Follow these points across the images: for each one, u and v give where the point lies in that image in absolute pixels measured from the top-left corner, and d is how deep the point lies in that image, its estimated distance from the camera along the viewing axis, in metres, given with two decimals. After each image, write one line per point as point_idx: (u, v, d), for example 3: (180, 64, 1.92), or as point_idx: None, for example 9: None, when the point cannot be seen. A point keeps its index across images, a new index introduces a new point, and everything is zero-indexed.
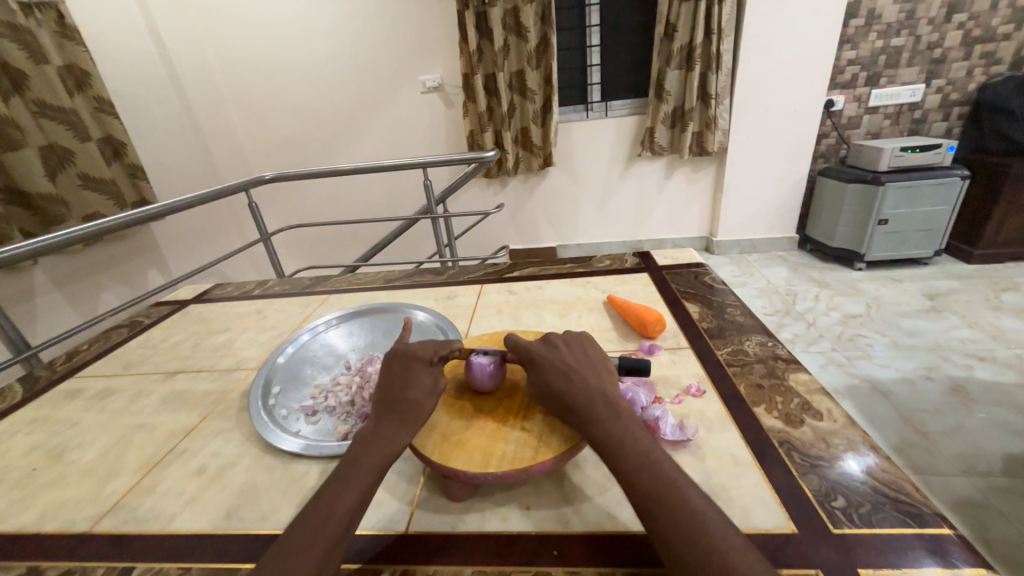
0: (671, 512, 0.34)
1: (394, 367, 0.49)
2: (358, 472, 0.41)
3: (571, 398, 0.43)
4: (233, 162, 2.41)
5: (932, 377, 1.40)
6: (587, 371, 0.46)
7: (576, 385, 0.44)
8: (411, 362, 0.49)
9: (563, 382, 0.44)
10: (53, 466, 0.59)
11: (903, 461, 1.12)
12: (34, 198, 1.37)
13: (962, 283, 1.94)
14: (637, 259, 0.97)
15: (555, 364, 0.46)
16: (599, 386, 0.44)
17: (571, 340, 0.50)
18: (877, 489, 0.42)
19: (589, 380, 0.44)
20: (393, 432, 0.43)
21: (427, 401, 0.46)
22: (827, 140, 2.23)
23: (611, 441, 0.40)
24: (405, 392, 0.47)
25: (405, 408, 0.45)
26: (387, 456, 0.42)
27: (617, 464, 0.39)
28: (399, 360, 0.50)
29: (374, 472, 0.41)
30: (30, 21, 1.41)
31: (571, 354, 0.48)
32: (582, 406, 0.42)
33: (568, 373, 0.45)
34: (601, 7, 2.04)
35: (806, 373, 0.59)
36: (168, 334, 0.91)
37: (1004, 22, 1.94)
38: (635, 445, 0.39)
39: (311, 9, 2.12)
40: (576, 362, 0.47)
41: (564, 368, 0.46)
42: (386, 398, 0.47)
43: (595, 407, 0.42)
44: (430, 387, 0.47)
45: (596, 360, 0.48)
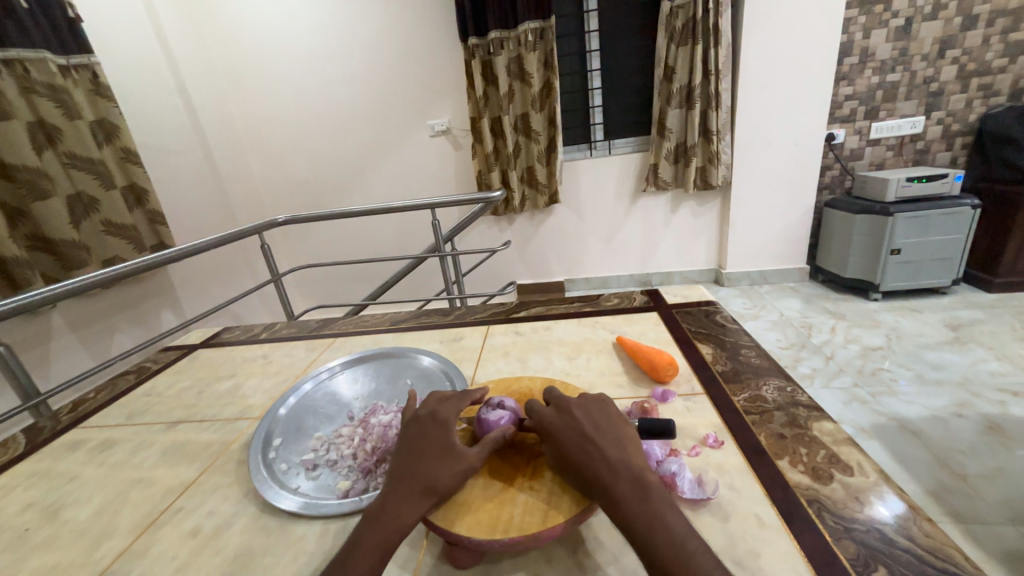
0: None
1: (412, 430, 0.48)
2: (366, 547, 0.39)
3: (591, 473, 0.40)
4: (249, 205, 2.49)
5: (964, 414, 1.33)
6: (605, 439, 0.43)
7: (595, 457, 0.41)
8: (432, 423, 0.48)
9: (581, 452, 0.42)
10: (47, 525, 0.57)
11: (941, 508, 1.04)
12: (58, 244, 1.41)
13: (984, 313, 1.87)
14: (646, 297, 0.96)
15: (571, 432, 0.44)
16: (619, 457, 0.41)
17: (586, 404, 0.48)
18: (920, 557, 0.39)
19: (609, 449, 0.42)
20: (406, 503, 0.41)
21: (445, 464, 0.44)
22: (831, 172, 2.24)
23: (638, 523, 0.37)
24: (422, 457, 0.44)
25: (421, 476, 0.43)
26: (399, 530, 0.40)
27: (646, 549, 0.35)
28: (418, 424, 0.48)
29: (383, 545, 0.39)
30: (67, 80, 1.51)
31: (587, 419, 0.46)
32: (602, 481, 0.39)
33: (586, 442, 0.43)
34: (602, 53, 2.14)
35: (830, 422, 0.55)
36: (173, 380, 0.90)
37: (998, 56, 1.98)
38: (664, 526, 0.36)
39: (327, 63, 2.26)
40: (593, 429, 0.44)
41: (582, 437, 0.43)
42: (400, 465, 0.44)
43: (616, 481, 0.39)
44: (449, 449, 0.45)
45: (614, 423, 0.46)
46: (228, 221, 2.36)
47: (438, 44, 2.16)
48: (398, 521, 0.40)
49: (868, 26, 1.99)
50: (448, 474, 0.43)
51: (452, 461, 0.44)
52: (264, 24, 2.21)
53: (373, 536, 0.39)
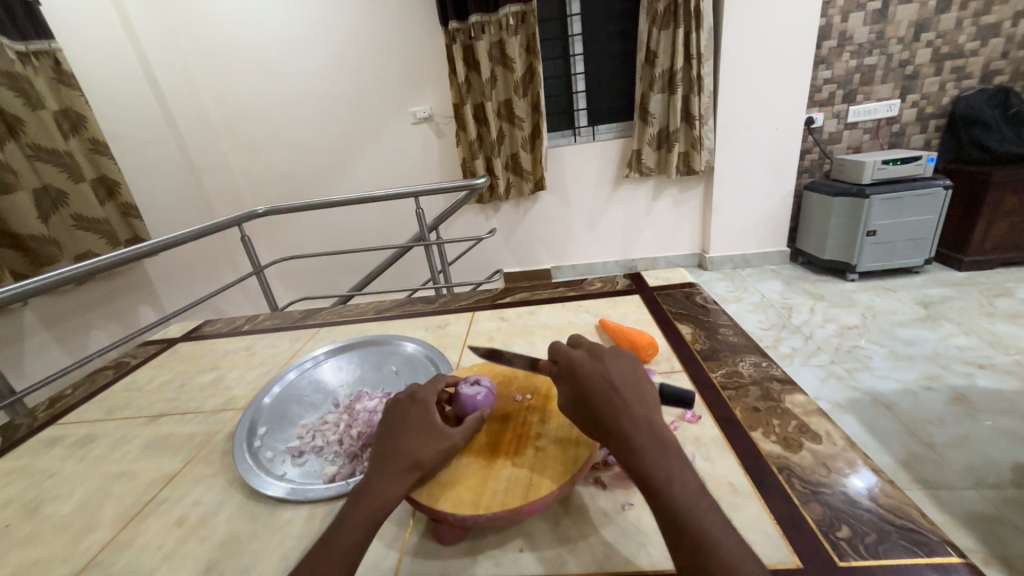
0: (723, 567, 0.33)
1: (392, 412, 0.48)
2: (355, 522, 0.39)
3: (614, 424, 0.40)
4: (228, 197, 2.44)
5: (933, 387, 1.39)
6: (631, 391, 0.42)
7: (621, 409, 0.41)
8: (413, 402, 0.48)
9: (606, 402, 0.41)
10: (28, 521, 0.56)
11: (910, 475, 1.10)
12: (26, 239, 1.36)
13: (954, 290, 1.94)
14: (628, 280, 0.97)
15: (596, 381, 0.43)
16: (643, 413, 0.41)
17: (615, 357, 0.46)
18: (882, 516, 0.41)
19: (634, 402, 0.41)
20: (393, 478, 0.41)
21: (427, 440, 0.44)
22: (810, 155, 2.28)
23: (659, 477, 0.37)
24: (404, 436, 0.44)
25: (405, 452, 0.43)
26: (388, 504, 0.40)
27: (663, 502, 0.36)
28: (398, 406, 0.48)
29: (372, 519, 0.39)
30: (27, 68, 1.44)
31: (612, 370, 0.44)
32: (625, 434, 0.39)
33: (612, 393, 0.42)
34: (584, 37, 2.12)
35: (802, 394, 0.58)
36: (154, 375, 0.89)
37: (970, 39, 2.02)
38: (680, 482, 0.37)
39: (304, 49, 2.19)
40: (620, 382, 0.43)
41: (607, 387, 0.43)
42: (383, 446, 0.44)
43: (639, 435, 0.39)
44: (430, 426, 0.45)
45: (637, 375, 0.45)
46: (206, 214, 2.30)
47: (417, 29, 2.12)
48: (384, 496, 0.40)
49: (846, 10, 2.01)
50: (432, 450, 0.44)
51: (435, 437, 0.45)
52: (236, 9, 2.13)
53: (361, 510, 0.40)
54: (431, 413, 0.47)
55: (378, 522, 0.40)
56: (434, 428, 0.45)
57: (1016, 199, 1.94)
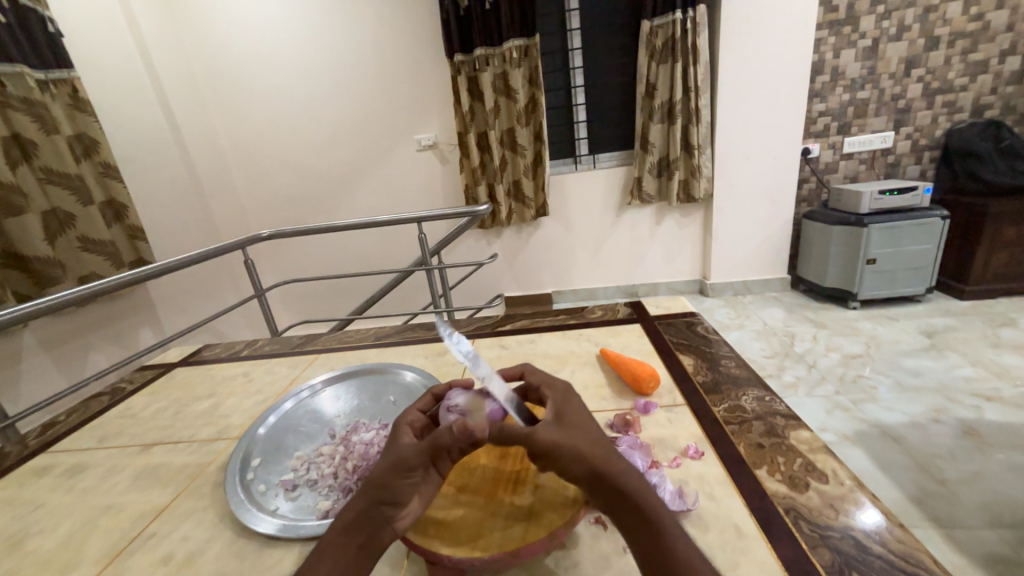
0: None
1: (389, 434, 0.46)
2: (322, 551, 0.39)
3: (608, 457, 0.39)
4: (234, 220, 2.47)
5: (941, 420, 1.36)
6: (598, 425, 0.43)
7: (604, 441, 0.41)
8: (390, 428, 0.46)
9: (592, 434, 0.41)
10: (10, 556, 0.54)
11: (923, 513, 1.06)
12: (31, 261, 1.37)
13: (958, 320, 1.93)
14: (629, 308, 0.97)
15: (574, 416, 0.43)
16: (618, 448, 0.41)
17: (574, 398, 0.46)
18: (893, 563, 0.40)
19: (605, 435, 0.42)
20: (355, 501, 0.41)
21: (385, 456, 0.42)
22: (808, 185, 2.31)
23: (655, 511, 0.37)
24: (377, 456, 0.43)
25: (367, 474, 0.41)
26: (347, 524, 0.40)
27: (660, 539, 0.36)
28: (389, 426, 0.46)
29: (336, 545, 0.39)
30: (45, 95, 1.49)
31: (576, 406, 0.45)
32: (620, 467, 0.38)
33: (590, 426, 0.42)
34: (585, 69, 2.19)
35: (807, 431, 0.57)
36: (150, 401, 0.88)
37: (959, 75, 2.08)
38: (671, 518, 0.37)
39: (314, 78, 2.27)
40: (592, 424, 0.43)
41: (584, 421, 0.43)
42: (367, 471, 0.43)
43: (628, 468, 0.39)
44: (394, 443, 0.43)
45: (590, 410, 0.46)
46: (211, 236, 2.33)
47: (424, 60, 2.20)
48: (345, 517, 0.40)
49: (837, 47, 2.09)
50: (383, 468, 0.41)
51: (392, 451, 0.42)
52: (249, 41, 2.22)
53: (331, 536, 0.40)
54: (405, 434, 0.44)
55: (347, 550, 0.39)
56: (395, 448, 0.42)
57: (1014, 230, 1.95)
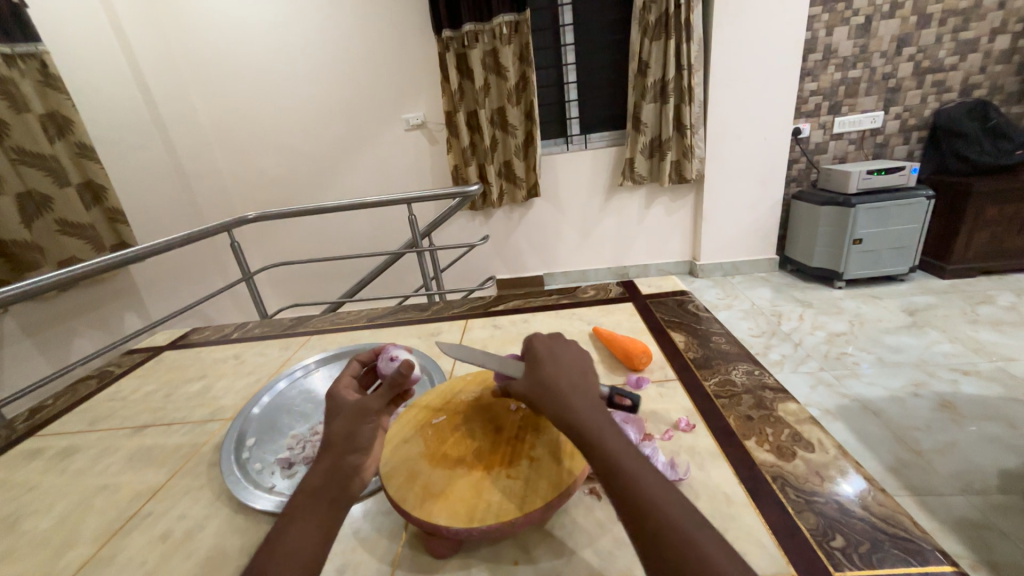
0: (663, 516, 0.33)
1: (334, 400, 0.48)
2: (292, 518, 0.40)
3: (553, 392, 0.41)
4: (218, 203, 2.42)
5: (920, 394, 1.41)
6: (574, 365, 0.44)
7: (559, 378, 0.42)
8: (332, 394, 0.48)
9: (543, 372, 0.43)
10: (4, 537, 0.54)
11: (899, 482, 1.11)
12: (7, 244, 1.33)
13: (938, 298, 1.98)
14: (621, 288, 0.98)
15: (533, 355, 0.45)
16: (586, 384, 0.42)
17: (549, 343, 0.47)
18: (874, 525, 0.41)
19: (573, 371, 0.43)
20: (319, 466, 0.43)
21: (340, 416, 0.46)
22: (798, 165, 2.32)
23: (600, 434, 0.38)
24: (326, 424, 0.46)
25: (326, 438, 0.45)
26: (318, 485, 0.42)
27: (601, 458, 0.37)
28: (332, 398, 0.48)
29: (309, 506, 0.41)
30: (12, 71, 1.41)
31: (549, 347, 0.46)
32: (563, 399, 0.40)
33: (552, 364, 0.44)
34: (577, 46, 2.15)
35: (794, 403, 0.58)
36: (139, 384, 0.87)
37: (949, 54, 2.08)
38: (618, 441, 0.38)
39: (296, 54, 2.19)
40: (551, 363, 0.44)
41: (545, 360, 0.44)
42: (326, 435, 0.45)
43: (576, 398, 0.40)
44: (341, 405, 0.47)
45: (578, 352, 0.47)
46: (194, 218, 2.27)
47: (411, 36, 2.13)
48: (314, 480, 0.42)
49: (831, 24, 2.07)
50: (343, 426, 0.44)
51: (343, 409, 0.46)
52: (227, 14, 2.12)
53: (298, 501, 0.41)
54: (348, 391, 0.48)
55: (320, 510, 0.40)
56: (347, 408, 0.46)
57: (995, 209, 1.99)
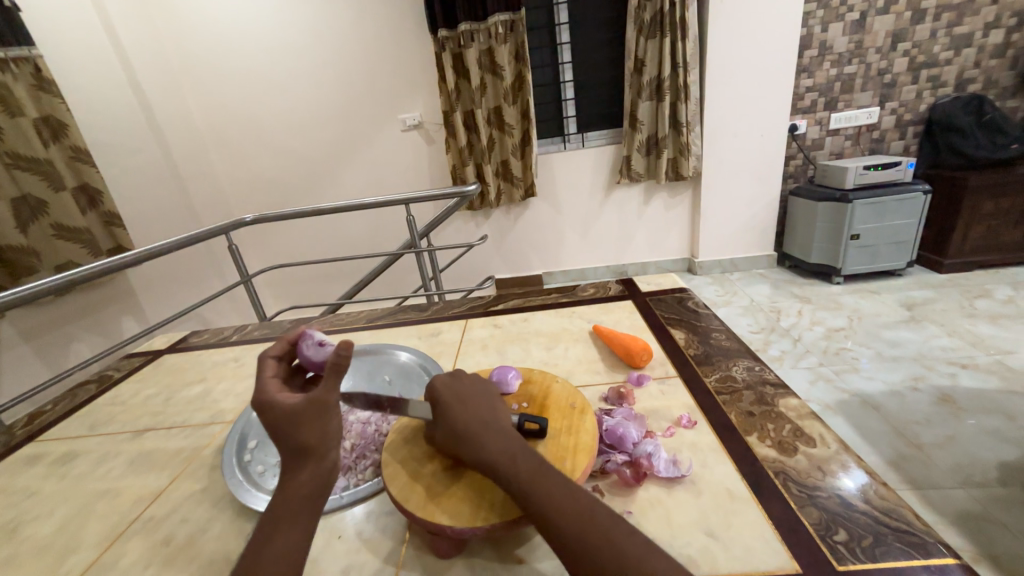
0: (571, 527, 0.34)
1: (270, 411, 0.43)
2: (284, 526, 0.39)
3: (464, 437, 0.41)
4: (215, 205, 2.41)
5: (918, 388, 1.41)
6: (481, 403, 0.44)
7: (466, 421, 0.42)
8: (269, 404, 0.43)
9: (451, 418, 0.43)
10: (6, 544, 0.54)
11: (900, 476, 1.11)
12: (4, 250, 1.32)
13: (936, 292, 1.99)
14: (620, 285, 0.98)
15: (438, 403, 0.44)
16: (495, 420, 0.42)
17: (452, 384, 0.46)
18: (877, 519, 0.41)
19: (483, 410, 0.43)
20: (300, 473, 0.41)
21: (300, 424, 0.42)
22: (794, 161, 2.32)
23: (510, 466, 0.38)
24: (279, 432, 0.42)
25: (295, 446, 0.41)
26: (308, 493, 0.40)
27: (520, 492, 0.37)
28: (270, 407, 0.43)
29: (301, 512, 0.40)
30: (5, 75, 1.41)
31: (458, 389, 0.46)
32: (469, 441, 0.41)
33: (459, 406, 0.44)
34: (573, 44, 2.15)
35: (796, 398, 0.58)
36: (138, 388, 0.86)
37: (944, 49, 2.09)
38: (529, 467, 0.38)
39: (292, 55, 2.18)
40: (454, 407, 0.44)
41: (450, 406, 0.44)
42: (290, 444, 0.42)
43: (481, 435, 0.41)
44: (292, 415, 0.42)
45: (487, 388, 0.47)
46: (191, 222, 2.27)
47: (407, 36, 2.12)
48: (304, 488, 0.40)
49: (826, 20, 2.07)
50: (312, 431, 0.42)
51: (296, 416, 0.42)
52: (221, 16, 2.12)
53: (284, 510, 0.39)
54: (286, 396, 0.44)
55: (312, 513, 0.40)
56: (301, 409, 0.42)
57: (992, 203, 1.99)
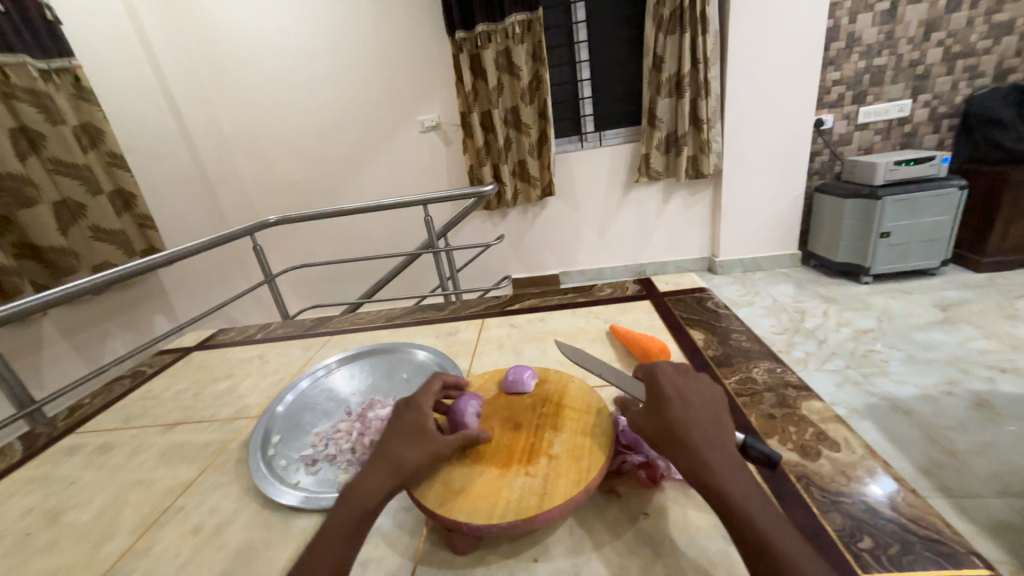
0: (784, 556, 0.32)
1: (403, 419, 0.48)
2: (338, 524, 0.40)
3: (687, 436, 0.39)
4: (240, 207, 2.48)
5: (953, 392, 1.35)
6: (706, 407, 0.43)
7: (693, 421, 0.40)
8: (416, 412, 0.48)
9: (678, 413, 0.41)
10: (49, 529, 0.57)
11: (932, 484, 1.07)
12: (46, 251, 1.39)
13: (972, 293, 1.90)
14: (638, 285, 0.97)
15: (662, 393, 0.44)
16: (722, 432, 0.40)
17: (677, 381, 0.45)
18: (904, 526, 0.40)
19: (710, 419, 0.41)
20: (375, 482, 0.42)
21: (412, 443, 0.45)
22: (820, 157, 2.25)
23: (728, 480, 0.36)
24: (394, 439, 0.46)
25: (394, 456, 0.44)
26: (371, 504, 0.41)
27: (730, 504, 0.35)
28: (409, 415, 0.48)
29: (354, 519, 0.40)
30: (48, 85, 1.48)
31: (683, 387, 0.45)
32: (687, 438, 0.39)
33: (685, 406, 0.42)
34: (590, 43, 2.13)
35: (819, 401, 0.57)
36: (169, 383, 0.90)
37: (982, 38, 2.00)
38: (747, 487, 0.36)
39: (314, 60, 2.23)
40: (679, 403, 0.43)
41: (673, 401, 0.43)
42: (384, 449, 0.45)
43: (700, 438, 0.39)
44: (420, 431, 0.46)
45: (714, 397, 0.45)
46: (218, 224, 2.35)
47: (424, 39, 2.15)
48: (371, 496, 0.41)
49: (854, 11, 2.00)
50: (417, 455, 0.44)
51: (420, 441, 0.45)
52: (247, 23, 2.18)
53: (346, 511, 0.41)
54: (427, 416, 0.48)
55: (363, 524, 0.40)
56: (426, 441, 0.45)
57: None
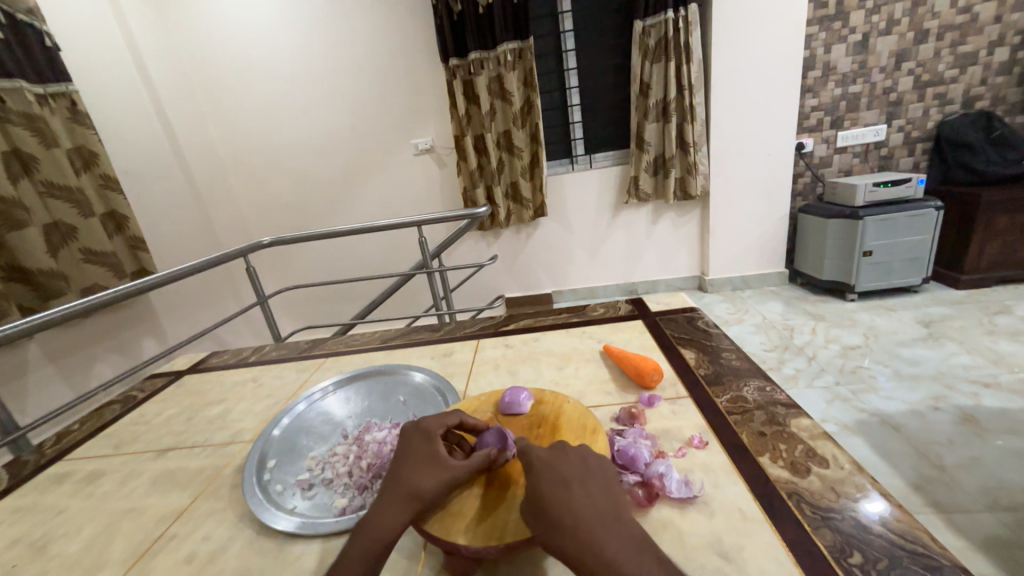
0: None
1: (413, 446, 0.48)
2: (353, 559, 0.40)
3: (577, 535, 0.36)
4: (233, 228, 2.49)
5: (939, 408, 1.38)
6: (592, 484, 0.40)
7: (581, 514, 0.38)
8: (428, 440, 0.48)
9: (561, 502, 0.38)
10: (36, 560, 0.56)
11: (924, 499, 1.08)
12: (34, 274, 1.38)
13: (954, 309, 1.95)
14: (630, 305, 0.99)
15: (542, 485, 0.40)
16: (609, 513, 0.38)
17: (555, 460, 0.43)
18: (893, 541, 0.41)
19: (598, 493, 0.40)
20: (392, 513, 0.42)
21: (427, 472, 0.45)
22: (803, 179, 2.33)
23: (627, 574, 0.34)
24: (406, 468, 0.46)
25: (408, 487, 0.44)
26: (389, 539, 0.41)
27: None
28: (417, 443, 0.48)
29: (371, 554, 0.41)
30: (43, 109, 1.50)
31: (563, 464, 0.42)
32: (579, 532, 0.36)
33: (567, 491, 0.39)
34: (580, 70, 2.22)
35: (807, 418, 0.58)
36: (161, 408, 0.89)
37: (949, 67, 2.11)
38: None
39: (310, 85, 2.28)
40: (562, 488, 0.40)
41: (555, 489, 0.39)
42: (396, 479, 0.45)
43: (594, 527, 0.37)
44: (436, 459, 0.46)
45: (591, 468, 0.43)
46: (211, 245, 2.34)
47: (418, 66, 2.22)
48: (388, 534, 0.41)
49: (828, 42, 2.11)
50: (433, 484, 0.44)
51: (434, 470, 0.45)
52: (244, 50, 2.24)
53: (359, 546, 0.41)
54: (439, 445, 0.48)
55: (380, 558, 0.41)
56: (443, 470, 0.45)
57: (1006, 219, 1.97)
